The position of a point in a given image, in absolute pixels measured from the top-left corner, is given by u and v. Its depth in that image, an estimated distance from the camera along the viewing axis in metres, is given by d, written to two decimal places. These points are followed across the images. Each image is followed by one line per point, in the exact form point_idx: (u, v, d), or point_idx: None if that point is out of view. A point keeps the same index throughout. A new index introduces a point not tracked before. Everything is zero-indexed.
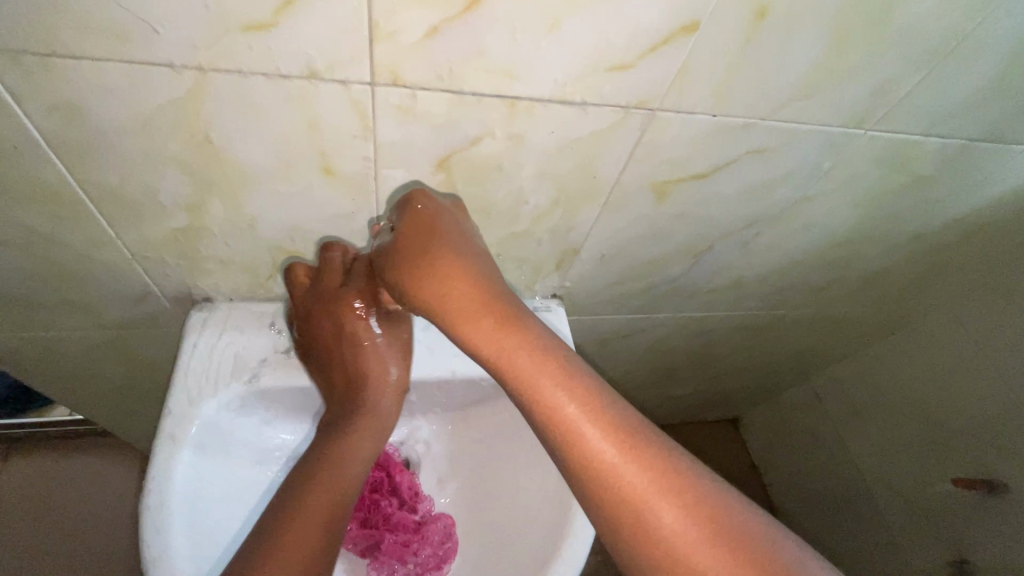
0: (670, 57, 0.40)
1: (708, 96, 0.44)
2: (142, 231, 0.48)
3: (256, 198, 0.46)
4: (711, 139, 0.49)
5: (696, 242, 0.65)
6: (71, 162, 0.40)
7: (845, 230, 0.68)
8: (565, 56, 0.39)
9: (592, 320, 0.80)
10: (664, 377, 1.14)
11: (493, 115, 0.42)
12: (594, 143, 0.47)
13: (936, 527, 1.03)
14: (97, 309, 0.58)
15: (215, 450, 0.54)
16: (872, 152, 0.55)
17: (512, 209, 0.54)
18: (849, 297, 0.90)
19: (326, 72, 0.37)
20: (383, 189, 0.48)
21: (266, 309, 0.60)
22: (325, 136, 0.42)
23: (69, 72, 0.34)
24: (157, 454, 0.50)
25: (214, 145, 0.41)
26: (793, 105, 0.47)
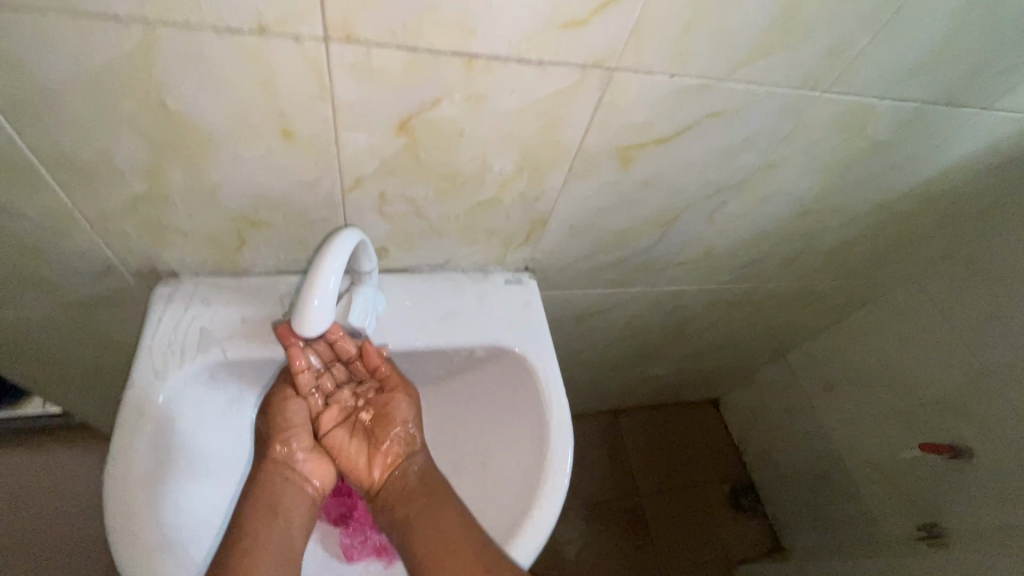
0: (624, 13, 0.41)
1: (664, 54, 0.44)
2: (100, 199, 0.47)
3: (215, 163, 0.46)
4: (670, 101, 0.49)
5: (664, 211, 0.66)
6: (19, 123, 0.40)
7: (809, 199, 0.70)
8: (519, 12, 0.39)
9: (566, 295, 0.81)
10: (643, 355, 1.15)
11: (451, 74, 0.42)
12: (555, 105, 0.47)
13: (907, 494, 1.06)
14: (59, 286, 0.57)
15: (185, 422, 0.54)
16: (829, 116, 0.56)
17: (477, 176, 0.54)
18: (819, 270, 0.91)
19: (277, 27, 0.37)
20: (345, 153, 0.48)
21: (235, 283, 0.59)
22: (282, 96, 0.41)
23: (11, 24, 0.34)
24: (122, 425, 0.49)
25: (167, 105, 0.40)
26: (749, 66, 0.47)
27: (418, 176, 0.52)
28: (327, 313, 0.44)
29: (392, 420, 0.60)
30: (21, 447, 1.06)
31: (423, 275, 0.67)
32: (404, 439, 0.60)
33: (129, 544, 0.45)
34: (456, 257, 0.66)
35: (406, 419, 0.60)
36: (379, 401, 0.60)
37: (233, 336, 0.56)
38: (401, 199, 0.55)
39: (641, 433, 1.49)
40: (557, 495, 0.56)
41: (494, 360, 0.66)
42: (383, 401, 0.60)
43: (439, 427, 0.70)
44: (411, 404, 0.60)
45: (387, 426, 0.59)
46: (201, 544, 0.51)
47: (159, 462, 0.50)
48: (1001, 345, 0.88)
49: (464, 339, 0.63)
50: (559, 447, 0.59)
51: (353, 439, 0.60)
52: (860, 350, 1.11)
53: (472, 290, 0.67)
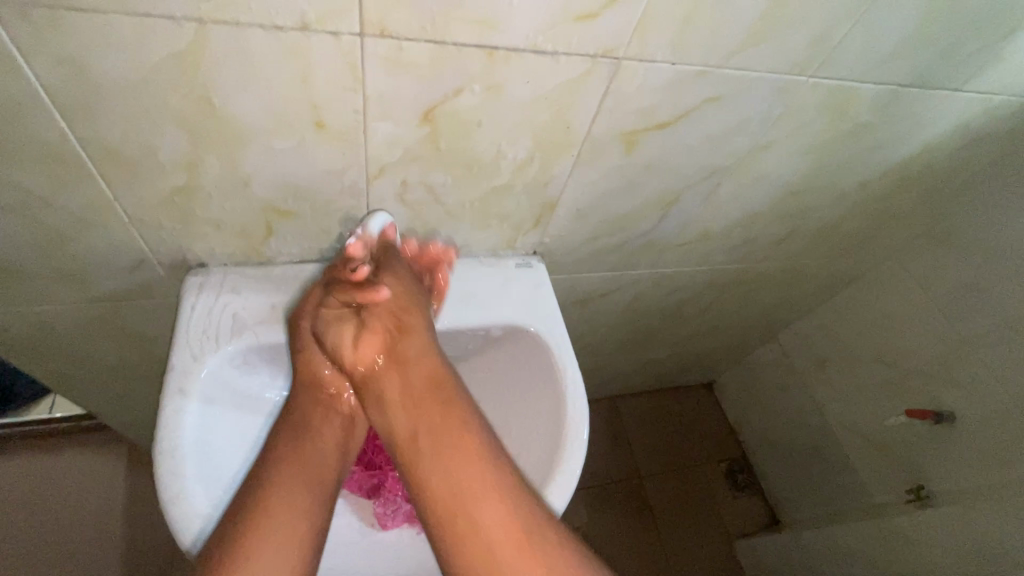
0: (632, 6, 0.44)
1: (667, 44, 0.48)
2: (140, 192, 0.50)
3: (250, 154, 0.49)
4: (672, 87, 0.53)
5: (664, 193, 0.70)
6: (71, 120, 0.42)
7: (797, 180, 0.74)
8: (537, 6, 0.42)
9: (571, 278, 0.85)
10: (641, 339, 1.20)
11: (473, 65, 0.46)
12: (567, 93, 0.51)
13: (895, 460, 1.11)
14: (92, 280, 0.59)
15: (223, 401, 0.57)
16: (816, 99, 0.60)
17: (493, 162, 0.57)
18: (807, 248, 0.96)
19: (317, 23, 0.40)
20: (371, 143, 0.51)
21: (262, 271, 0.62)
22: (317, 88, 0.44)
23: (75, 26, 0.36)
24: (167, 406, 0.52)
25: (211, 99, 0.43)
26: (743, 53, 0.52)
27: (438, 164, 0.55)
28: None
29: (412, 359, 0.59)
30: (35, 450, 1.07)
31: None
32: (426, 370, 0.59)
33: (182, 513, 0.49)
34: (470, 242, 0.69)
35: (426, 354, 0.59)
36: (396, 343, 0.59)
37: (263, 320, 0.59)
38: (421, 186, 0.58)
39: (640, 417, 1.54)
40: (577, 457, 0.60)
41: (509, 338, 0.69)
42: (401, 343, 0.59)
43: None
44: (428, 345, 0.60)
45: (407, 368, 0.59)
46: None
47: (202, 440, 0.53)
48: (978, 314, 0.94)
49: (481, 319, 0.67)
50: (577, 412, 0.63)
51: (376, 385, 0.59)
52: (847, 326, 1.17)
53: (486, 274, 0.71)
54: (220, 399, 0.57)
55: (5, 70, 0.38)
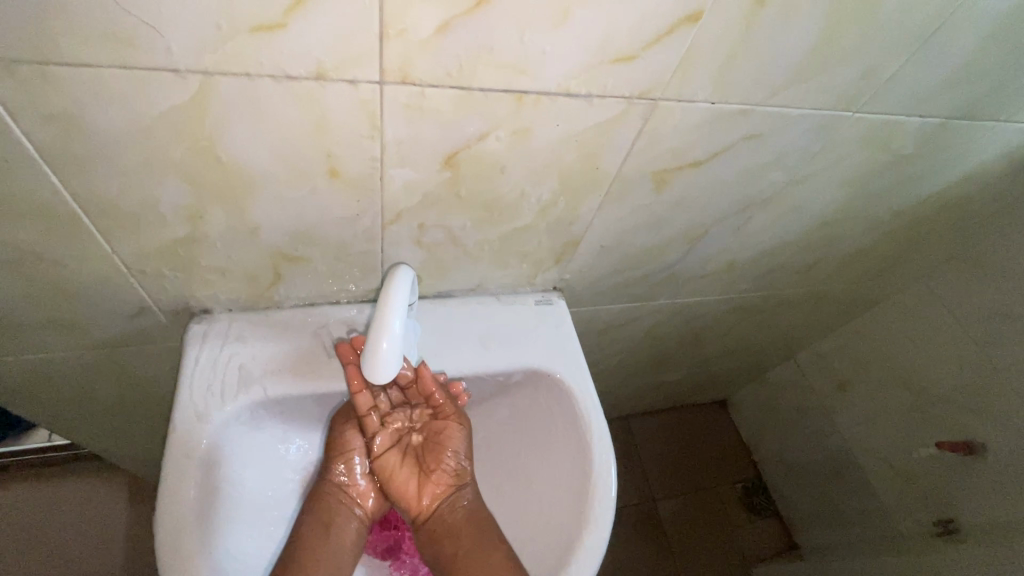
0: (674, 46, 0.41)
1: (709, 84, 0.45)
2: (139, 243, 0.46)
3: (259, 204, 0.45)
4: (710, 125, 0.50)
5: (693, 228, 0.66)
6: (65, 174, 0.39)
7: (830, 210, 0.71)
8: (573, 48, 0.39)
9: (590, 310, 0.81)
10: (658, 362, 1.16)
11: (500, 110, 0.42)
12: (599, 134, 0.48)
13: (922, 490, 1.08)
14: (89, 328, 0.56)
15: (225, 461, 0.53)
16: (858, 133, 0.57)
17: (516, 203, 0.54)
18: (834, 274, 0.93)
19: (334, 72, 0.36)
20: (388, 190, 0.47)
21: (269, 316, 0.59)
22: (331, 137, 0.41)
23: (67, 80, 0.33)
24: (168, 473, 0.49)
25: (216, 150, 0.40)
26: (787, 90, 0.48)
27: (459, 206, 0.52)
28: (395, 359, 0.48)
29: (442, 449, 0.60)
30: (33, 481, 1.03)
31: (455, 300, 0.66)
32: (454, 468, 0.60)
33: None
34: (487, 280, 0.66)
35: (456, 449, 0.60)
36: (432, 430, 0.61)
37: (272, 373, 0.56)
38: (439, 229, 0.54)
39: (652, 437, 1.50)
40: (604, 517, 0.57)
41: (529, 383, 0.66)
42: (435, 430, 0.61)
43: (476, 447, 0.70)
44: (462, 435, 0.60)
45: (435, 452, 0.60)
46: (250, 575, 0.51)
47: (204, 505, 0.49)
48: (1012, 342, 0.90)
49: (500, 365, 0.63)
50: (604, 466, 0.59)
51: (404, 467, 0.61)
52: (870, 350, 1.13)
53: (504, 314, 0.67)
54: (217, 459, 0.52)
55: None
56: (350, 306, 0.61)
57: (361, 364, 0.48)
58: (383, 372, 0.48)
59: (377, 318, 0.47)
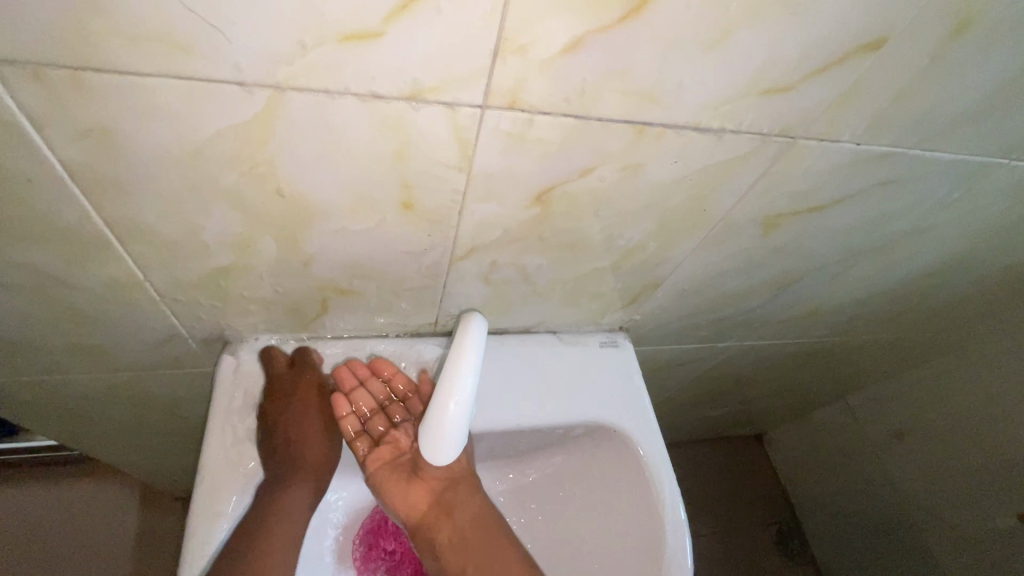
0: (839, 79, 0.33)
1: (863, 123, 0.37)
2: (176, 270, 0.40)
3: (316, 234, 0.39)
4: (846, 168, 0.42)
5: (787, 275, 0.58)
6: (96, 196, 0.32)
7: (940, 262, 0.62)
8: (720, 76, 0.31)
9: (651, 350, 0.73)
10: (703, 398, 1.08)
11: (615, 143, 0.35)
12: (717, 174, 0.40)
13: (988, 559, 1.01)
14: (111, 352, 0.50)
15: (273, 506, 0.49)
16: (1006, 182, 0.48)
17: (602, 244, 0.46)
18: (918, 322, 0.84)
19: (429, 93, 0.29)
20: (465, 225, 0.40)
21: (308, 349, 0.52)
22: (410, 166, 0.34)
23: (106, 91, 0.26)
24: (194, 524, 0.44)
25: (274, 176, 0.33)
26: (948, 134, 0.40)
27: (540, 244, 0.45)
28: (457, 439, 0.42)
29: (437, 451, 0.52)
30: (45, 481, 0.98)
31: (512, 337, 0.59)
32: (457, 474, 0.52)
33: None
34: (551, 318, 0.58)
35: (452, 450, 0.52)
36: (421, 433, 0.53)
37: None
38: (512, 267, 0.47)
39: (684, 469, 1.42)
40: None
41: (589, 437, 0.59)
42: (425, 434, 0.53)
43: (524, 498, 0.63)
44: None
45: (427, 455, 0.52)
46: None
47: None
48: None
49: (561, 417, 0.56)
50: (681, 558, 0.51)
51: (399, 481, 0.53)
52: (938, 402, 1.04)
53: (565, 355, 0.60)
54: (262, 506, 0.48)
55: (11, 140, 0.28)
56: (400, 341, 0.54)
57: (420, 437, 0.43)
58: (443, 454, 0.43)
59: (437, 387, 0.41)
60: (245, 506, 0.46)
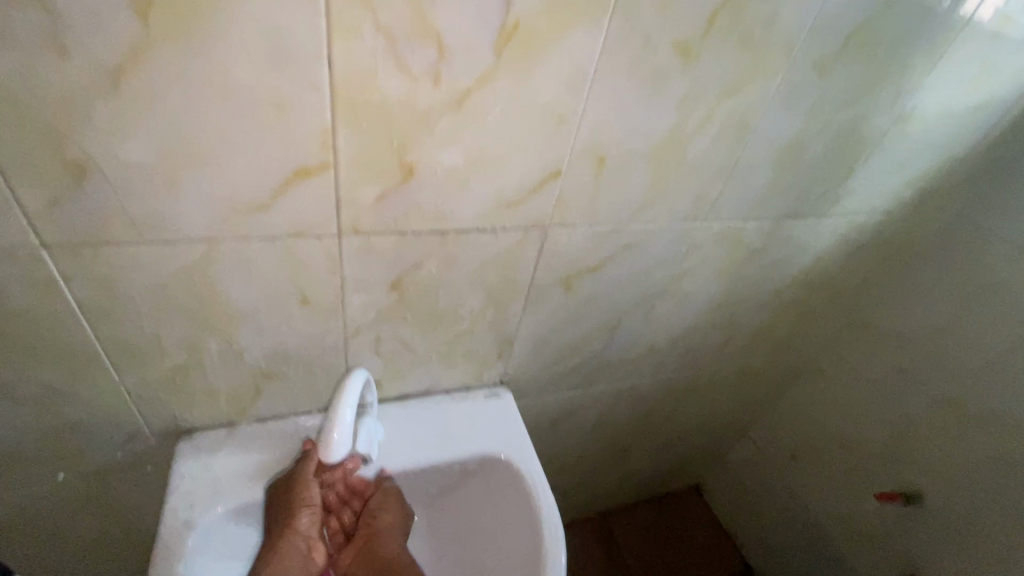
0: (548, 192, 0.58)
1: (581, 214, 0.62)
2: (144, 372, 0.57)
3: (243, 332, 0.57)
4: (592, 241, 0.66)
5: (608, 320, 0.80)
6: (95, 322, 0.50)
7: (718, 296, 0.87)
8: (475, 201, 0.55)
9: (538, 401, 0.91)
10: (618, 450, 1.23)
11: (429, 245, 0.57)
12: (509, 255, 0.63)
13: (881, 548, 1.12)
14: (85, 457, 0.63)
15: (216, 549, 0.60)
16: (713, 236, 0.74)
17: (454, 313, 0.67)
18: (748, 349, 1.07)
19: (304, 231, 0.51)
20: (349, 311, 0.60)
21: (249, 431, 0.68)
22: (302, 276, 0.55)
23: (111, 254, 0.46)
24: (158, 559, 0.55)
25: (213, 294, 0.53)
26: (642, 213, 0.66)
27: (408, 319, 0.65)
28: (344, 443, 0.58)
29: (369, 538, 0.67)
30: None
31: (413, 400, 0.77)
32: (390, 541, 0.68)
33: None
34: (440, 380, 0.77)
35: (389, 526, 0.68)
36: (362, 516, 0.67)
37: (256, 479, 0.64)
38: (394, 339, 0.67)
39: (635, 532, 1.49)
40: None
41: (482, 469, 0.74)
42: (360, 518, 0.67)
43: (436, 531, 0.76)
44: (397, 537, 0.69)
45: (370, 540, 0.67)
46: None
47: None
48: (915, 393, 1.02)
49: (455, 452, 0.72)
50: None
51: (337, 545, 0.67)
52: (806, 418, 1.24)
53: (456, 407, 0.78)
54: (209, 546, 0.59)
55: (48, 290, 0.47)
56: (322, 415, 0.71)
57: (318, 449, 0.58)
58: (335, 454, 0.58)
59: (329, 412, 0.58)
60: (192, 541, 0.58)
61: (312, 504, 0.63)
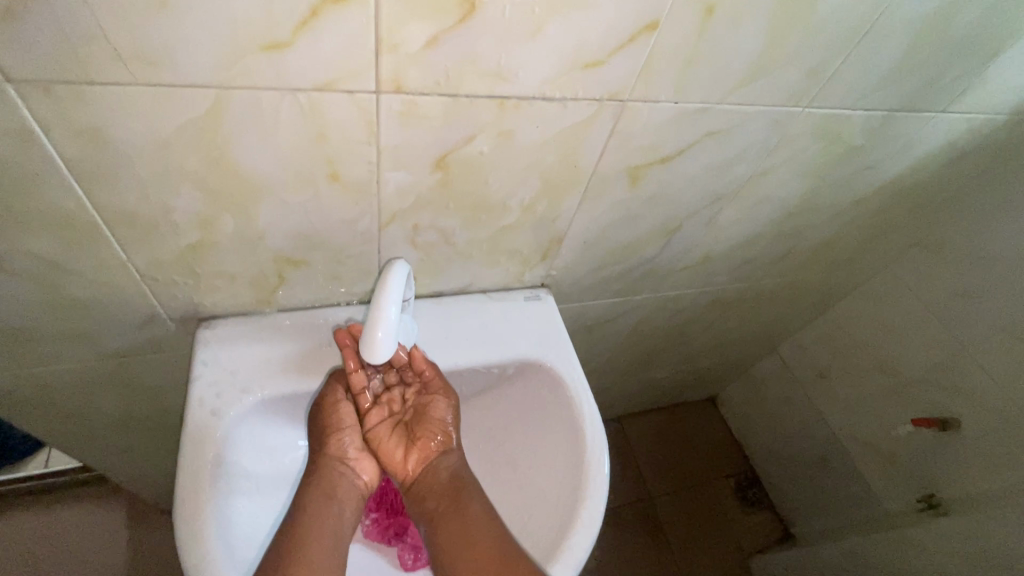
0: (637, 52, 0.46)
1: (669, 86, 0.50)
2: (154, 250, 0.50)
3: (263, 209, 0.49)
4: (673, 123, 0.55)
5: (669, 222, 0.71)
6: (88, 185, 0.42)
7: (792, 202, 0.76)
8: (547, 57, 0.44)
9: (578, 306, 0.85)
10: (646, 359, 1.19)
11: (485, 114, 0.47)
12: (574, 135, 0.52)
13: (903, 470, 1.11)
14: (100, 337, 0.58)
15: (246, 438, 0.57)
16: (811, 127, 0.62)
17: (502, 204, 0.58)
18: (805, 263, 0.98)
19: (334, 83, 0.41)
20: (384, 193, 0.51)
21: (275, 321, 0.62)
22: (331, 144, 0.45)
23: (96, 98, 0.37)
24: (187, 444, 0.52)
25: (226, 159, 0.44)
26: (740, 90, 0.53)
27: (451, 207, 0.56)
28: (390, 342, 0.51)
29: (427, 420, 0.63)
30: (33, 508, 1.02)
31: (448, 298, 0.71)
32: (440, 437, 0.63)
33: (190, 532, 0.48)
34: (478, 279, 0.70)
35: (441, 418, 0.63)
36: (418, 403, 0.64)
37: (284, 371, 0.59)
38: (433, 230, 0.58)
39: (648, 436, 1.52)
40: (594, 517, 0.58)
41: (520, 374, 0.69)
42: (420, 402, 0.64)
43: (473, 422, 0.74)
44: (447, 405, 0.63)
45: (423, 424, 0.63)
46: (252, 536, 0.54)
47: (219, 468, 0.52)
48: (978, 320, 0.95)
49: (493, 355, 0.67)
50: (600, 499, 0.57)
51: (393, 435, 0.64)
52: (846, 339, 1.18)
53: (495, 308, 0.71)
54: (239, 434, 0.56)
55: (23, 141, 0.38)
56: (351, 308, 0.65)
57: (359, 347, 0.51)
58: (380, 353, 0.51)
59: (373, 306, 0.51)
60: (223, 428, 0.54)
61: (343, 415, 0.61)
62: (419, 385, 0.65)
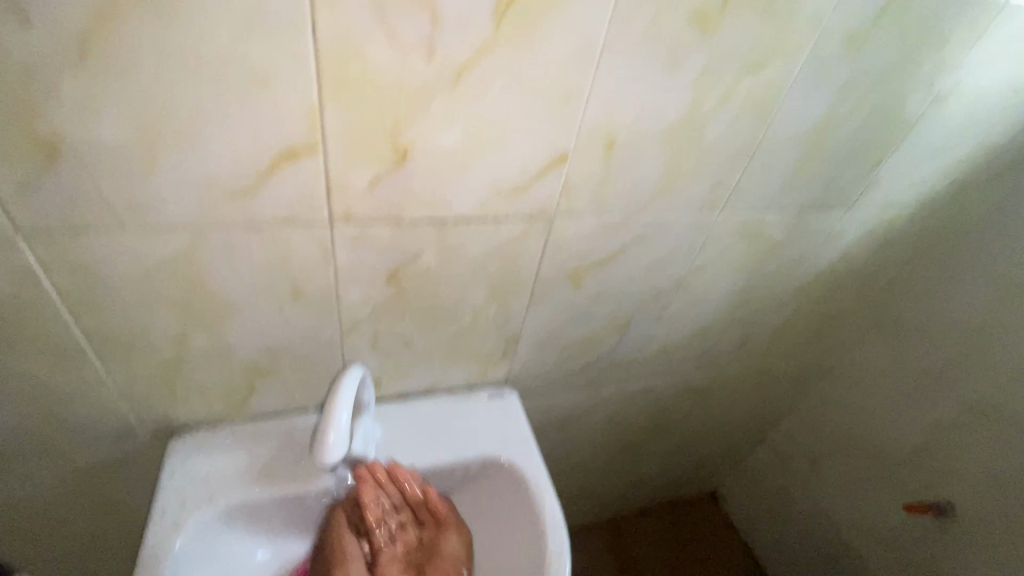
0: (554, 179, 0.54)
1: (589, 203, 0.58)
2: (132, 366, 0.55)
3: (233, 325, 0.55)
4: (600, 233, 0.62)
5: (619, 317, 0.77)
6: (78, 313, 0.48)
7: (735, 293, 0.82)
8: (475, 188, 0.52)
9: (546, 402, 0.88)
10: (630, 454, 1.18)
11: (428, 235, 0.54)
12: (512, 247, 0.60)
13: (910, 563, 1.05)
14: (76, 453, 0.61)
15: (205, 553, 0.58)
16: (730, 228, 0.70)
17: (455, 309, 0.64)
18: (768, 349, 1.02)
19: (292, 219, 0.48)
20: (344, 305, 0.58)
21: (243, 429, 0.65)
22: (293, 267, 0.52)
23: (90, 242, 0.44)
24: (143, 561, 0.53)
25: (200, 285, 0.50)
26: (655, 203, 0.62)
27: (407, 315, 0.62)
28: (342, 444, 0.54)
29: (438, 557, 0.63)
30: None
31: (413, 400, 0.74)
32: None
33: None
34: (442, 379, 0.74)
35: (454, 554, 0.63)
36: (429, 540, 0.64)
37: (248, 480, 0.61)
38: (392, 336, 0.64)
39: (647, 538, 1.44)
40: None
41: (483, 474, 0.71)
42: (432, 538, 0.64)
43: None
44: (459, 540, 0.64)
45: (432, 565, 0.62)
46: None
47: None
48: (943, 398, 0.96)
49: (454, 455, 0.69)
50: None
51: None
52: (829, 423, 1.17)
53: (458, 408, 0.74)
54: (196, 549, 0.57)
55: (25, 279, 0.45)
56: (318, 413, 0.68)
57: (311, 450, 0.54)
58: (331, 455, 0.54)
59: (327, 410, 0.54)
60: (179, 544, 0.55)
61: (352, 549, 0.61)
62: (430, 520, 0.65)
